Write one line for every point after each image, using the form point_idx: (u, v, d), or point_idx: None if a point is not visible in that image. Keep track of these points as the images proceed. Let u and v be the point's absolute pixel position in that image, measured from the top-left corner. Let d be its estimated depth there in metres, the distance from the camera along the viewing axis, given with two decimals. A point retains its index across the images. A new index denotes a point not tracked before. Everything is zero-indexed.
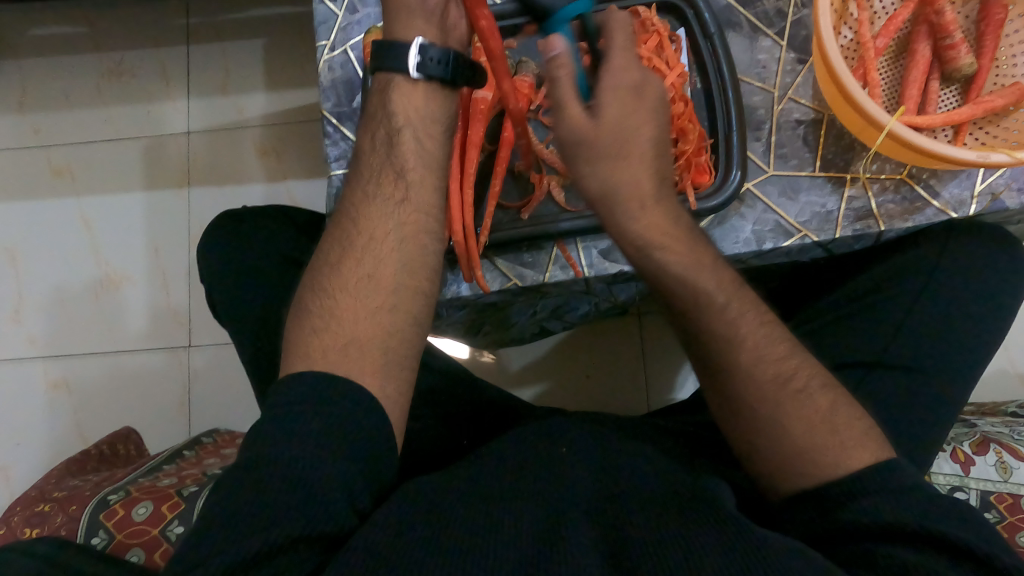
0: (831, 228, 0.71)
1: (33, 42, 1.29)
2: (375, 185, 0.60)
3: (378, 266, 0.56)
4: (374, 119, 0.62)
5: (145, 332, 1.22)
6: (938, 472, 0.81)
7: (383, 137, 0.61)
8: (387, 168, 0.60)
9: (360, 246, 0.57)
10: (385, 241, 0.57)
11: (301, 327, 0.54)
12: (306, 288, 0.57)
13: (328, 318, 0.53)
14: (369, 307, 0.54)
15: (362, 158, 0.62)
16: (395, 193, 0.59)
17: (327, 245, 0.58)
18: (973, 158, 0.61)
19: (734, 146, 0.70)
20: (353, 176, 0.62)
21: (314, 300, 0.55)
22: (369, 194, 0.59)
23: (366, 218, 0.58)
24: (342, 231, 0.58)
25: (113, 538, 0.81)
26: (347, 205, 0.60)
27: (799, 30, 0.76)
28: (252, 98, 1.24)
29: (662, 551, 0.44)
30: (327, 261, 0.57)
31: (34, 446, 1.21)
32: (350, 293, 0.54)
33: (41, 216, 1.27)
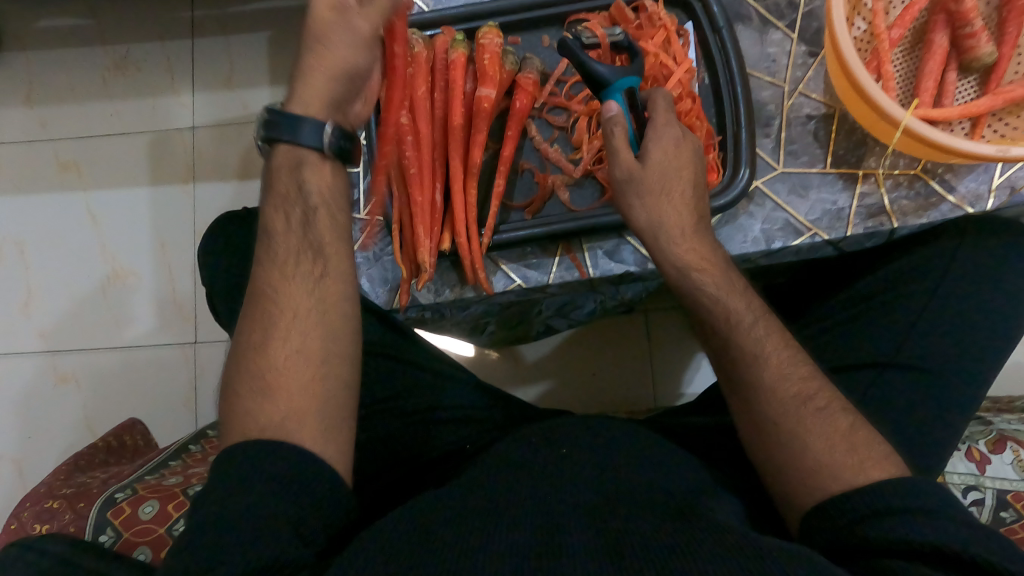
0: (842, 226, 0.69)
1: (39, 34, 1.29)
2: (290, 259, 0.54)
3: (305, 339, 0.51)
4: (280, 193, 0.56)
5: (153, 326, 1.22)
6: (953, 471, 0.80)
7: (290, 216, 0.55)
8: (302, 244, 0.54)
9: (283, 325, 0.51)
10: (309, 314, 0.52)
11: (235, 410, 0.50)
12: (233, 371, 0.52)
13: (265, 400, 0.49)
14: (302, 382, 0.50)
15: (270, 236, 0.55)
16: (312, 268, 0.54)
17: (245, 331, 0.53)
18: (992, 152, 0.59)
19: (743, 144, 0.68)
20: (260, 254, 0.55)
21: (245, 386, 0.50)
22: (278, 274, 0.53)
23: (285, 293, 0.52)
24: (257, 313, 0.52)
25: (120, 536, 0.82)
26: (258, 287, 0.54)
27: (811, 23, 0.74)
28: (257, 91, 1.23)
29: (669, 558, 0.43)
30: (250, 344, 0.52)
31: (45, 440, 1.21)
32: (280, 374, 0.50)
33: (50, 210, 1.27)
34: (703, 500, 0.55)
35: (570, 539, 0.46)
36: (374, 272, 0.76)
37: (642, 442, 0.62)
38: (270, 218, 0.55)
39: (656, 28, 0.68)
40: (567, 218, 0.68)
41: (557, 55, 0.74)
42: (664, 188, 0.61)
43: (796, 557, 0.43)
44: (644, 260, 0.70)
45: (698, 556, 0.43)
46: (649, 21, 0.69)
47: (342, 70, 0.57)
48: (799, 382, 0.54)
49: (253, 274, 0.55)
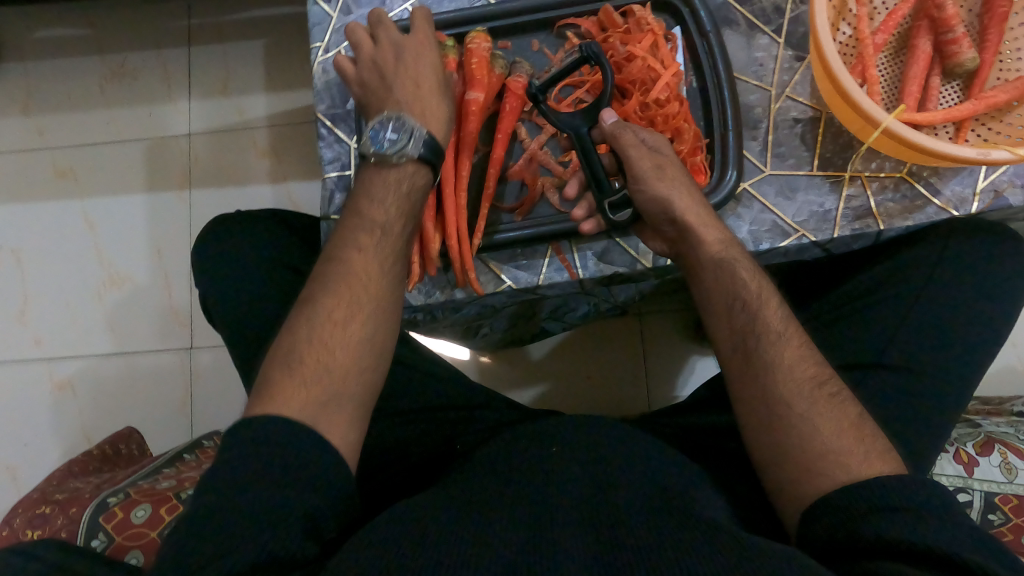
0: (829, 228, 0.70)
1: (37, 44, 1.30)
2: (388, 253, 0.60)
3: (373, 331, 0.56)
4: (388, 191, 0.62)
5: (148, 332, 1.23)
6: (942, 473, 0.80)
7: (404, 221, 0.62)
8: (398, 246, 0.60)
9: (367, 309, 0.56)
10: (388, 306, 0.58)
11: (291, 370, 0.53)
12: (296, 337, 0.54)
13: (324, 369, 0.53)
14: (361, 365, 0.54)
15: (380, 226, 0.60)
16: (397, 271, 0.60)
17: (323, 302, 0.56)
18: (973, 155, 0.60)
19: (730, 147, 0.69)
20: (360, 235, 0.60)
21: (308, 351, 0.54)
22: (376, 261, 0.59)
23: (369, 282, 0.58)
24: (343, 288, 0.57)
25: (112, 540, 0.82)
26: (350, 265, 0.58)
27: (797, 28, 0.75)
28: (252, 100, 1.24)
29: (651, 553, 0.44)
30: (326, 315, 0.55)
31: (40, 446, 1.22)
32: (348, 351, 0.54)
33: (46, 217, 1.28)
34: (690, 498, 0.55)
35: (555, 535, 0.47)
36: None
37: (631, 440, 0.63)
38: (382, 211, 0.61)
39: (645, 32, 0.69)
40: (557, 219, 0.69)
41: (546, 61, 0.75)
42: (672, 181, 0.62)
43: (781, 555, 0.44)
44: (634, 262, 0.70)
45: (685, 553, 0.44)
46: (637, 25, 0.70)
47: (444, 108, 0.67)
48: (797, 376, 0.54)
49: (337, 255, 0.59)
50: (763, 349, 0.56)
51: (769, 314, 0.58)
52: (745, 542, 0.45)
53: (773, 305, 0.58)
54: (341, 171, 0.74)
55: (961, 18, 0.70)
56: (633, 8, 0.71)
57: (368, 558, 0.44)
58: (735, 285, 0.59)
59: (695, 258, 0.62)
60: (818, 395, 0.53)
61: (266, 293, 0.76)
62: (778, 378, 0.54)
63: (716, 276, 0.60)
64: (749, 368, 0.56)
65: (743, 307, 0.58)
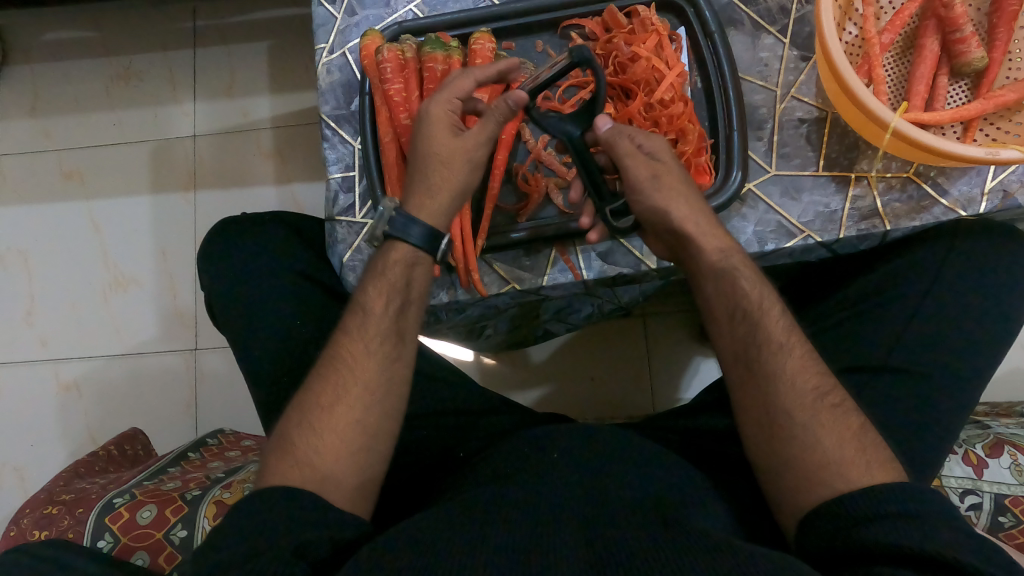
0: (835, 228, 0.70)
1: (43, 47, 1.30)
2: (374, 337, 0.58)
3: (366, 413, 0.56)
4: (382, 274, 0.61)
5: (154, 334, 1.23)
6: (951, 476, 0.80)
7: (389, 302, 0.60)
8: (390, 328, 0.59)
9: (352, 395, 0.56)
10: (377, 390, 0.57)
11: (283, 455, 0.54)
12: (291, 423, 0.56)
13: (312, 454, 0.53)
14: (352, 448, 0.54)
15: (364, 310, 0.60)
16: (392, 349, 0.58)
17: (314, 389, 0.57)
18: (981, 155, 0.60)
19: (735, 146, 0.69)
20: (349, 320, 0.60)
21: (300, 435, 0.55)
22: (362, 346, 0.58)
23: (359, 367, 0.57)
24: (332, 373, 0.57)
25: (119, 541, 0.82)
26: (340, 350, 0.58)
27: (803, 28, 0.74)
28: (257, 101, 1.24)
29: (656, 556, 0.43)
30: (315, 403, 0.56)
31: (47, 447, 1.22)
32: (338, 436, 0.54)
33: (52, 219, 1.28)
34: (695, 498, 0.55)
35: (559, 538, 0.47)
36: None
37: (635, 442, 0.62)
38: (370, 294, 0.61)
39: (649, 32, 0.69)
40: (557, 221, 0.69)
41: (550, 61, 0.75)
42: (671, 186, 0.61)
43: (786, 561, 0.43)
44: (638, 263, 0.70)
45: (691, 555, 0.43)
46: (642, 25, 0.70)
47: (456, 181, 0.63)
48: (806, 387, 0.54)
49: (334, 340, 0.59)
50: (766, 361, 0.56)
51: (771, 322, 0.57)
52: (750, 547, 0.45)
53: (776, 313, 0.58)
54: (346, 171, 0.74)
55: (968, 18, 0.70)
56: (637, 9, 0.71)
57: (370, 563, 0.44)
58: (736, 294, 0.59)
59: (698, 266, 0.61)
60: (819, 406, 0.53)
61: (271, 295, 0.76)
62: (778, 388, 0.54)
63: (717, 287, 0.60)
64: (751, 375, 0.56)
65: (743, 317, 0.58)
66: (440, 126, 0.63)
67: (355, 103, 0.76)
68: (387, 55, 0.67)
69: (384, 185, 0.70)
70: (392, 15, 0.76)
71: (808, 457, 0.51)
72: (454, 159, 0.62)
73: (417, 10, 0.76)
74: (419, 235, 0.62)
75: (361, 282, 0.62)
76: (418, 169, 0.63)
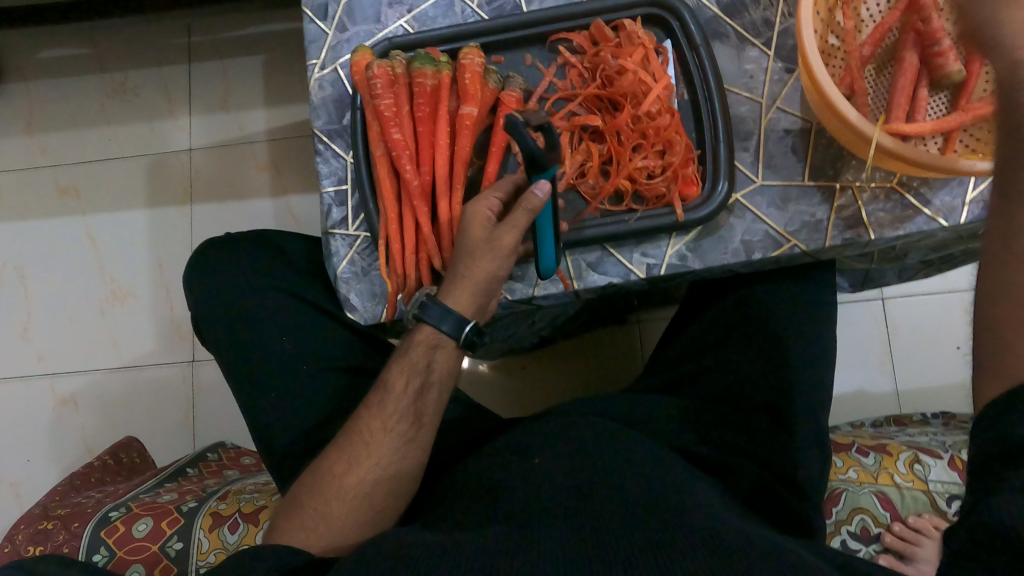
0: (820, 237, 0.71)
1: (40, 64, 1.31)
2: (391, 415, 0.60)
3: (376, 487, 0.59)
4: (405, 355, 0.63)
5: (150, 346, 1.24)
6: (936, 479, 0.82)
7: (409, 381, 0.61)
8: (408, 409, 0.61)
9: (364, 470, 0.59)
10: (387, 470, 0.59)
11: (295, 518, 0.59)
12: (308, 486, 0.60)
13: (320, 520, 0.58)
14: (358, 520, 0.58)
15: (386, 387, 0.61)
16: (407, 430, 0.60)
17: (330, 458, 0.60)
18: (957, 168, 0.61)
19: (722, 157, 0.70)
20: (372, 395, 0.62)
21: (311, 501, 0.59)
22: (378, 423, 0.60)
23: (375, 444, 0.59)
24: (348, 446, 0.60)
25: (114, 554, 0.82)
26: (360, 423, 0.61)
27: (787, 40, 0.75)
28: (251, 114, 1.26)
29: (631, 549, 0.44)
30: (329, 472, 0.60)
31: (44, 461, 1.23)
32: (346, 508, 0.58)
33: (49, 234, 1.29)
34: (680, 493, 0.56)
35: (539, 538, 0.47)
36: (362, 288, 0.72)
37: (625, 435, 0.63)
38: (393, 371, 0.62)
39: (635, 45, 0.70)
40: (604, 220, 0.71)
41: (539, 74, 0.75)
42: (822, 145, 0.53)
43: (767, 556, 0.44)
44: (627, 273, 0.72)
45: (674, 549, 0.44)
46: (628, 39, 0.71)
47: (485, 282, 0.61)
48: None
49: (356, 413, 0.62)
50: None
51: None
52: (729, 534, 0.46)
53: None
54: (338, 185, 0.75)
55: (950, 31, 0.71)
56: (624, 23, 0.72)
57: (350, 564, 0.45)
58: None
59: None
60: None
61: (262, 313, 0.79)
62: None
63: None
64: None
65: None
66: (477, 221, 0.61)
67: (347, 115, 0.77)
68: (377, 72, 0.68)
69: (377, 198, 0.72)
70: (383, 30, 0.77)
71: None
72: (481, 249, 0.61)
73: (407, 26, 0.77)
74: (451, 324, 0.61)
75: (386, 364, 0.63)
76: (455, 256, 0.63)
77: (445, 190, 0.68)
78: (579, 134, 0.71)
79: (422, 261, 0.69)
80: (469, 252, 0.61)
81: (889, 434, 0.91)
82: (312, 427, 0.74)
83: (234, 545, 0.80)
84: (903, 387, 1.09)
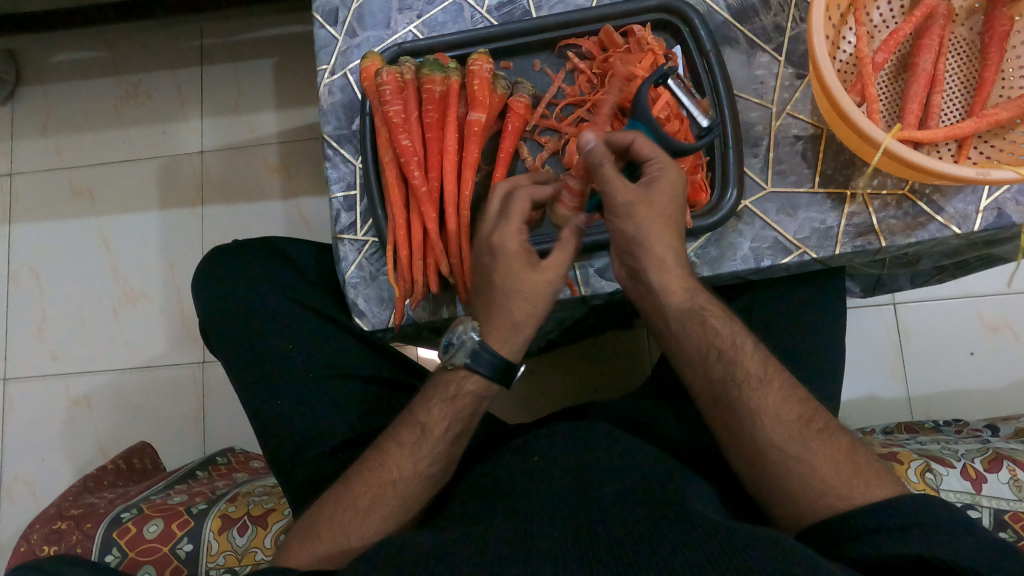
0: (831, 245, 0.70)
1: (56, 66, 1.32)
2: (426, 457, 0.60)
3: (397, 526, 0.59)
4: (450, 400, 0.61)
5: (163, 347, 1.24)
6: (949, 489, 0.79)
7: (449, 428, 0.61)
8: (440, 454, 0.61)
9: (390, 509, 0.58)
10: (410, 505, 0.59)
11: (310, 545, 0.57)
12: (326, 513, 0.59)
13: (338, 552, 0.57)
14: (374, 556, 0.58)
15: (424, 427, 0.60)
16: (434, 472, 0.61)
17: (353, 490, 0.59)
18: (972, 175, 0.60)
19: (731, 163, 0.69)
20: (406, 430, 0.61)
21: (329, 531, 0.58)
22: (409, 462, 0.60)
23: (403, 483, 0.59)
24: (376, 480, 0.59)
25: (126, 555, 0.83)
26: (388, 459, 0.60)
27: (798, 46, 0.75)
28: (263, 117, 1.26)
29: (635, 553, 0.44)
30: (353, 504, 0.58)
31: (59, 461, 1.24)
32: (367, 545, 0.57)
33: (64, 234, 1.30)
34: (689, 491, 0.55)
35: (539, 545, 0.46)
36: (369, 293, 0.73)
37: (632, 441, 0.62)
38: (432, 412, 0.61)
39: (645, 51, 0.70)
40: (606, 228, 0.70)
41: (548, 79, 0.75)
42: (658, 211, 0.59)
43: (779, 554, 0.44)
44: None
45: (686, 552, 0.44)
46: (637, 45, 0.71)
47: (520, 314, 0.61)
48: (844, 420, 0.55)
49: (382, 445, 0.62)
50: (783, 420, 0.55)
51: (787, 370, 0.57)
52: (740, 535, 0.46)
53: (747, 348, 0.59)
54: (347, 190, 0.75)
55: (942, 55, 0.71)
56: (634, 28, 0.72)
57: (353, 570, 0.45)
58: (732, 343, 0.59)
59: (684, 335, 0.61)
60: (810, 433, 0.54)
61: (273, 318, 0.79)
62: (778, 432, 0.55)
63: (694, 366, 0.60)
64: (730, 407, 0.57)
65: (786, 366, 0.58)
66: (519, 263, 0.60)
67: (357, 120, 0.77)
68: (386, 78, 0.68)
69: (385, 204, 0.72)
70: (393, 36, 0.77)
71: (852, 484, 0.52)
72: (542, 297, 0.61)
73: (416, 31, 0.77)
74: (491, 368, 0.61)
75: (419, 400, 0.62)
76: (500, 304, 0.61)
77: (454, 196, 0.68)
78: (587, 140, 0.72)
79: (430, 267, 0.69)
80: (527, 299, 0.61)
81: (900, 441, 0.91)
82: (327, 434, 0.75)
83: (244, 548, 0.80)
84: (915, 395, 1.08)
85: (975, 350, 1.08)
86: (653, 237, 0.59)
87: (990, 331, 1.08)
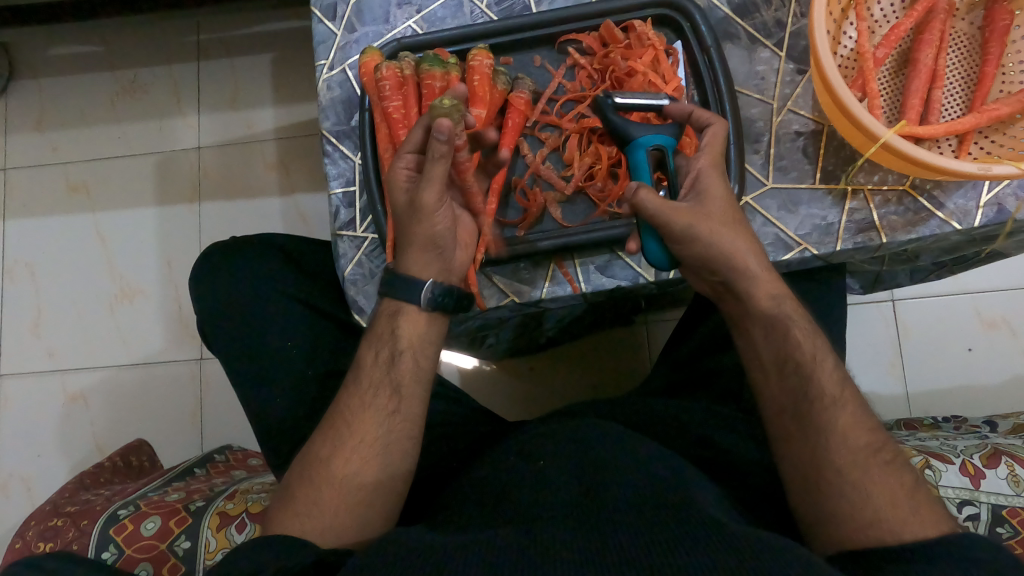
0: (831, 241, 0.70)
1: (51, 61, 1.31)
2: (370, 390, 0.59)
3: (365, 465, 0.57)
4: (378, 337, 0.61)
5: (160, 343, 1.24)
6: (948, 486, 0.79)
7: (380, 353, 0.60)
8: (387, 382, 0.59)
9: (349, 448, 0.57)
10: (374, 441, 0.58)
11: (289, 507, 0.57)
12: (298, 474, 0.58)
13: (312, 506, 0.55)
14: (349, 500, 0.56)
15: (361, 365, 0.61)
16: (388, 404, 0.59)
17: (316, 444, 0.59)
18: (974, 170, 0.60)
19: (733, 160, 0.69)
20: (349, 376, 0.62)
21: (302, 488, 0.57)
22: (356, 401, 0.59)
23: (358, 422, 0.58)
24: (332, 428, 0.59)
25: (122, 552, 0.83)
26: (340, 405, 0.60)
27: (799, 41, 0.75)
28: (259, 113, 1.26)
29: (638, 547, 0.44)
30: (316, 456, 0.58)
31: (54, 458, 1.23)
32: (335, 488, 0.56)
33: (60, 230, 1.29)
34: (691, 486, 0.55)
35: (541, 541, 0.46)
36: (368, 290, 0.72)
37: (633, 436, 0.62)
38: (366, 351, 0.62)
39: (645, 47, 0.70)
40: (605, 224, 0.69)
41: (548, 75, 0.75)
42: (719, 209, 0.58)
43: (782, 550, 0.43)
44: (636, 276, 0.71)
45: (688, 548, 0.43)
46: (638, 40, 0.71)
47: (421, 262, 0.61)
48: (847, 415, 0.55)
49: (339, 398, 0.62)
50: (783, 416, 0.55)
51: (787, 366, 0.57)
52: (742, 532, 0.46)
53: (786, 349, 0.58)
54: (346, 187, 0.75)
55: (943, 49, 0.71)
56: (634, 24, 0.72)
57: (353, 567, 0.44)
58: None
59: None
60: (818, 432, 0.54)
61: (271, 314, 0.79)
62: None
63: None
64: None
65: (794, 368, 0.58)
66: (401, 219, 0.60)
67: (355, 116, 0.77)
68: (386, 73, 0.68)
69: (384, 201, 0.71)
70: (391, 31, 0.77)
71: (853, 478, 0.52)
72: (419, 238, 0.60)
73: (416, 26, 0.77)
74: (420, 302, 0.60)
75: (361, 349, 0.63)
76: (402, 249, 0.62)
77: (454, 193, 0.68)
78: (588, 135, 0.72)
79: None
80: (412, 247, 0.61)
81: (899, 438, 0.91)
82: None
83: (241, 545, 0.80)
84: (913, 391, 1.08)
85: (973, 346, 1.08)
86: (708, 229, 0.58)
87: (987, 326, 1.08)
